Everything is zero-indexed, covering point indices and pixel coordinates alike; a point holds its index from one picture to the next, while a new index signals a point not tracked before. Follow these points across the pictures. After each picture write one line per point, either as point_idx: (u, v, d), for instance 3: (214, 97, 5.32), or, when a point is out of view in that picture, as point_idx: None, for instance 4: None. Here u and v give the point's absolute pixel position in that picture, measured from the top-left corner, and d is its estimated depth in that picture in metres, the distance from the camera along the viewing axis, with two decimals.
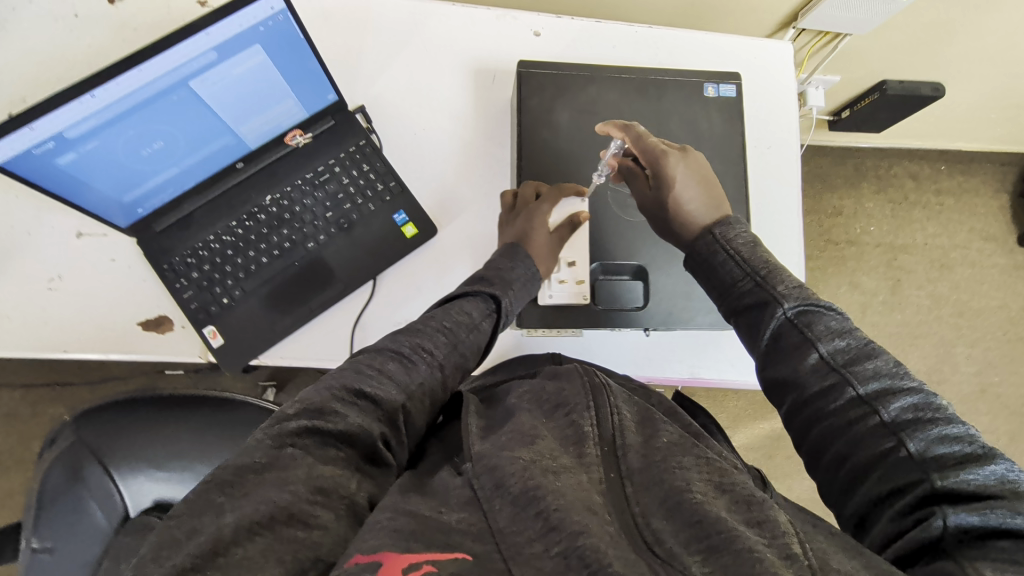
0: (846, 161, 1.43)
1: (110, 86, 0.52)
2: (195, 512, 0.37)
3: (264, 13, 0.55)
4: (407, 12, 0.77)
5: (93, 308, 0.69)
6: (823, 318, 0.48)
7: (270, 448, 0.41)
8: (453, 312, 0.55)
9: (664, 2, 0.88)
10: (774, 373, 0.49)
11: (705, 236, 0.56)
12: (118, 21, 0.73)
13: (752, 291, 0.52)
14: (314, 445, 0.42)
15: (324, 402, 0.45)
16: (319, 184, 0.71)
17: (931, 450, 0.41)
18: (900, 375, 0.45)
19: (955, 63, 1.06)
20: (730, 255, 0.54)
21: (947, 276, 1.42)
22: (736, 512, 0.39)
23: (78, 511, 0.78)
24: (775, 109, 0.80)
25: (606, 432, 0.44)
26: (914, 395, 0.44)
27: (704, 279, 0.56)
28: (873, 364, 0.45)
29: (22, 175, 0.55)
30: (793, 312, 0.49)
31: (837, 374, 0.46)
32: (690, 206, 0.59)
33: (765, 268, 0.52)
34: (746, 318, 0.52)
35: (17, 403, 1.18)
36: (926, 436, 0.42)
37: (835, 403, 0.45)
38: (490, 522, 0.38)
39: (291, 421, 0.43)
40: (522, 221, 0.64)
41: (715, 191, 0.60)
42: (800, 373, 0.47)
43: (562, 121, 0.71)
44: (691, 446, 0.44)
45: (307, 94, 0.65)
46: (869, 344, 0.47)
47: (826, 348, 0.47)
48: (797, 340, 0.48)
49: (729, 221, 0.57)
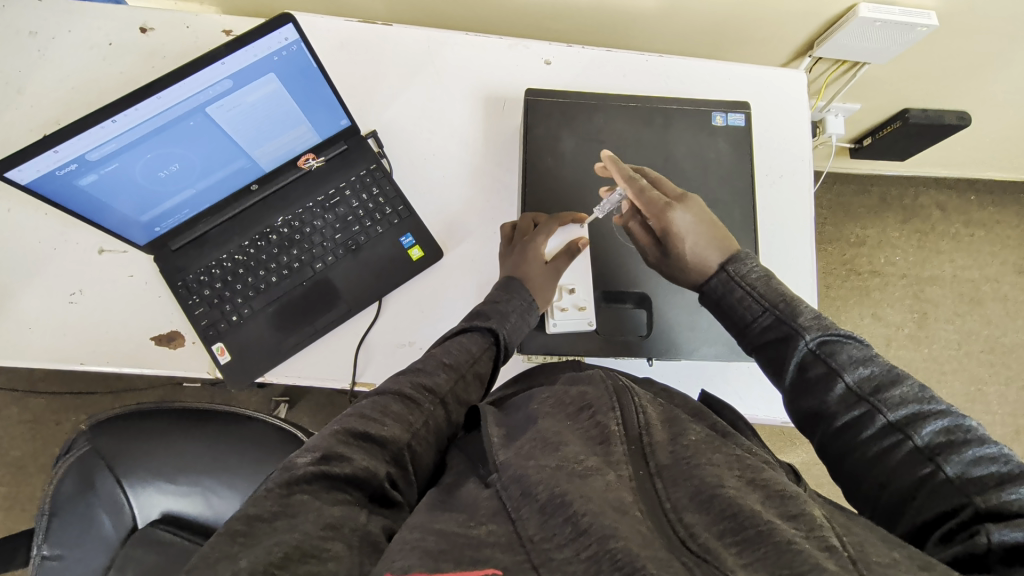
0: (870, 190, 1.39)
1: (130, 112, 0.55)
2: (209, 561, 0.35)
3: (279, 44, 0.57)
4: (421, 42, 0.79)
5: (110, 320, 0.71)
6: (845, 347, 0.46)
7: (279, 497, 0.39)
8: (453, 349, 0.54)
9: (677, 32, 0.89)
10: (802, 406, 0.48)
11: (719, 274, 0.54)
12: (148, 49, 0.77)
13: (773, 325, 0.50)
14: (322, 490, 0.40)
15: (330, 447, 0.42)
16: (329, 206, 0.72)
17: (969, 473, 0.39)
18: (929, 398, 0.43)
19: (981, 91, 1.04)
20: (746, 292, 0.52)
21: (978, 309, 1.36)
22: (770, 506, 0.37)
23: (88, 520, 0.79)
24: (787, 139, 0.79)
25: (632, 430, 0.43)
26: (944, 418, 0.42)
27: (723, 318, 0.54)
28: (900, 390, 0.43)
29: (47, 194, 0.58)
30: (815, 343, 0.47)
31: (866, 403, 0.44)
32: (702, 252, 0.57)
33: (782, 301, 0.50)
34: (770, 352, 0.50)
35: (43, 408, 1.21)
36: (961, 459, 0.40)
37: (865, 433, 0.44)
38: (519, 531, 0.37)
39: (299, 468, 0.40)
40: (517, 253, 0.64)
41: (721, 231, 0.58)
42: (828, 404, 0.46)
43: (568, 147, 0.72)
44: (720, 444, 0.42)
45: (321, 120, 0.67)
46: (894, 370, 0.45)
47: (851, 377, 0.45)
48: (821, 372, 0.46)
49: (740, 257, 0.55)
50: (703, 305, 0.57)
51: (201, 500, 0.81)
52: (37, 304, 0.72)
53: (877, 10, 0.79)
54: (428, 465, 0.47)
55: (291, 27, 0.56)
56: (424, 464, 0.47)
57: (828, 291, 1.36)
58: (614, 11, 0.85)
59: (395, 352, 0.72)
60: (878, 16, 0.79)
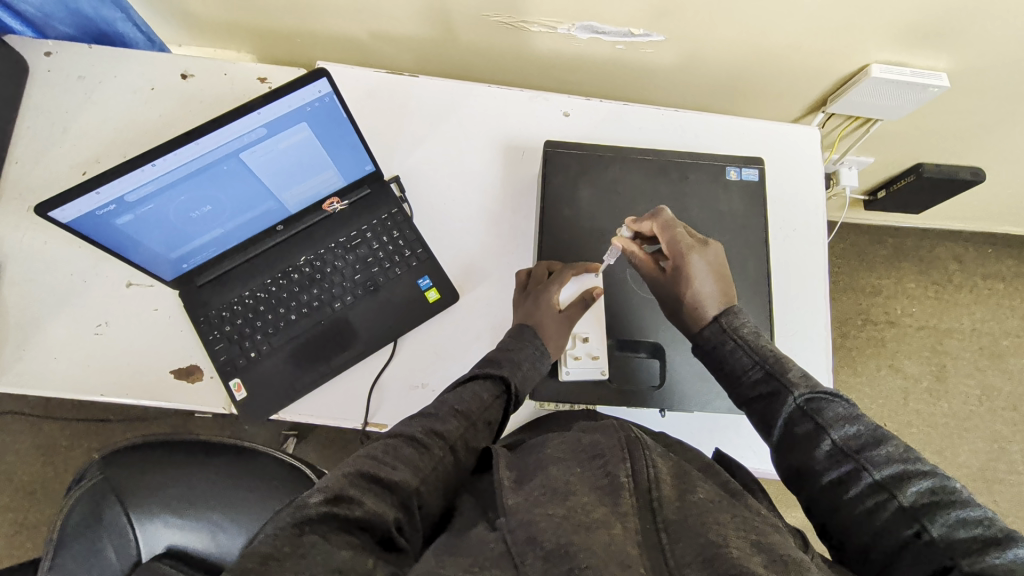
0: (885, 241, 1.39)
1: (169, 157, 0.57)
2: None
3: (313, 96, 0.60)
4: (446, 91, 0.83)
5: (133, 353, 0.73)
6: (832, 405, 0.46)
7: (291, 536, 0.39)
8: (465, 395, 0.53)
9: (692, 85, 0.92)
10: (788, 462, 0.47)
11: (711, 325, 0.55)
12: (188, 94, 0.82)
13: (763, 380, 0.50)
14: (332, 531, 0.40)
15: (342, 488, 0.42)
16: (351, 248, 0.75)
17: (953, 535, 0.39)
18: (914, 458, 0.42)
19: (995, 150, 1.05)
20: (739, 345, 0.53)
21: (999, 364, 1.34)
22: (774, 570, 0.37)
23: (96, 555, 0.79)
24: (799, 193, 0.81)
25: (642, 484, 0.43)
26: (929, 479, 0.41)
27: (715, 369, 0.54)
28: (885, 449, 0.43)
29: (83, 233, 0.60)
30: (803, 400, 0.47)
31: (852, 461, 0.44)
32: (706, 300, 0.57)
33: (773, 357, 0.51)
34: (758, 408, 0.50)
35: (57, 434, 1.23)
36: (946, 520, 0.39)
37: (851, 492, 0.43)
38: None
39: (311, 507, 0.40)
40: (530, 302, 0.65)
41: (729, 286, 0.58)
42: (815, 461, 0.46)
43: (585, 198, 0.73)
44: (728, 505, 0.42)
45: (347, 165, 0.70)
46: (879, 429, 0.44)
47: (838, 435, 0.45)
48: (809, 429, 0.46)
49: (735, 310, 0.55)
50: (695, 356, 0.57)
51: (207, 535, 0.80)
52: (63, 335, 0.74)
53: (889, 70, 0.82)
54: (433, 511, 0.47)
55: (324, 80, 0.59)
56: (429, 511, 0.47)
57: (843, 342, 1.35)
58: (630, 65, 0.89)
59: (408, 394, 0.72)
60: (889, 76, 0.82)
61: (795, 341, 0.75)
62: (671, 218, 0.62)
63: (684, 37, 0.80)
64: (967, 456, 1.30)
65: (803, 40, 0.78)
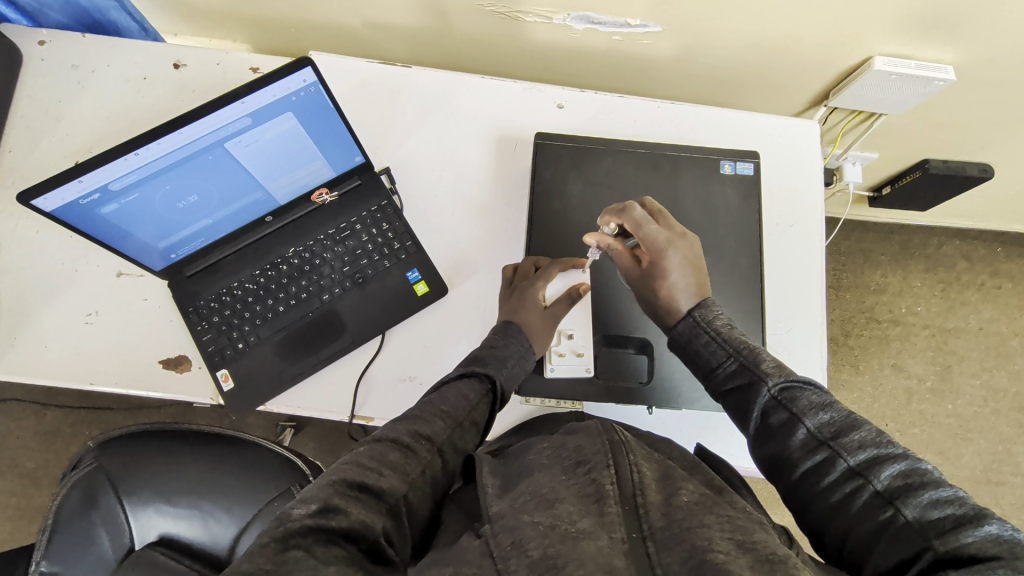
0: (891, 238, 1.37)
1: (153, 146, 0.57)
2: None
3: (298, 85, 0.59)
4: (439, 82, 0.82)
5: (123, 343, 0.73)
6: (805, 392, 0.46)
7: (274, 554, 0.37)
8: (450, 395, 0.53)
9: (691, 76, 0.91)
10: (764, 453, 0.47)
11: (685, 318, 0.55)
12: (180, 83, 0.81)
13: (738, 371, 0.50)
14: (318, 545, 0.39)
15: (327, 499, 0.41)
16: (340, 239, 0.74)
17: (928, 516, 0.38)
18: (886, 442, 0.42)
19: (1003, 147, 1.02)
20: (713, 337, 0.52)
21: (1006, 364, 1.32)
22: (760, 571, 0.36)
23: (88, 538, 0.79)
24: (796, 187, 0.79)
25: (626, 491, 0.42)
26: (901, 461, 0.41)
27: (689, 362, 0.54)
28: (858, 435, 0.42)
29: (69, 222, 0.60)
30: (777, 389, 0.47)
31: (827, 448, 0.43)
32: (681, 293, 0.57)
33: (747, 348, 0.50)
34: (734, 399, 0.49)
35: (59, 422, 1.24)
36: (919, 502, 0.39)
37: (826, 480, 0.43)
38: None
39: (297, 522, 0.39)
40: (515, 297, 0.65)
41: (703, 277, 0.58)
42: (790, 451, 0.45)
43: (574, 191, 0.72)
44: (713, 505, 0.41)
45: (336, 156, 0.69)
46: (851, 414, 0.44)
47: (812, 422, 0.44)
48: (783, 418, 0.45)
49: (707, 303, 0.55)
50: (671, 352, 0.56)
51: (199, 523, 0.80)
52: (56, 324, 0.74)
53: (892, 64, 0.80)
54: (422, 516, 0.46)
55: (309, 69, 0.58)
56: (419, 516, 0.46)
57: (846, 340, 1.33)
58: (628, 57, 0.87)
59: (396, 387, 0.72)
60: (892, 69, 0.80)
61: (792, 339, 0.74)
62: (642, 215, 0.59)
63: (682, 28, 0.79)
64: (971, 458, 1.28)
65: (804, 31, 0.77)
